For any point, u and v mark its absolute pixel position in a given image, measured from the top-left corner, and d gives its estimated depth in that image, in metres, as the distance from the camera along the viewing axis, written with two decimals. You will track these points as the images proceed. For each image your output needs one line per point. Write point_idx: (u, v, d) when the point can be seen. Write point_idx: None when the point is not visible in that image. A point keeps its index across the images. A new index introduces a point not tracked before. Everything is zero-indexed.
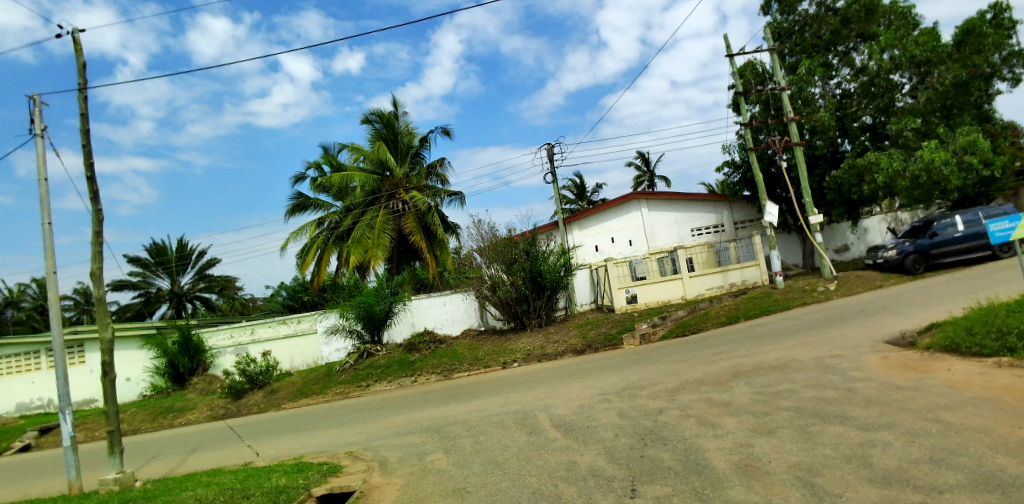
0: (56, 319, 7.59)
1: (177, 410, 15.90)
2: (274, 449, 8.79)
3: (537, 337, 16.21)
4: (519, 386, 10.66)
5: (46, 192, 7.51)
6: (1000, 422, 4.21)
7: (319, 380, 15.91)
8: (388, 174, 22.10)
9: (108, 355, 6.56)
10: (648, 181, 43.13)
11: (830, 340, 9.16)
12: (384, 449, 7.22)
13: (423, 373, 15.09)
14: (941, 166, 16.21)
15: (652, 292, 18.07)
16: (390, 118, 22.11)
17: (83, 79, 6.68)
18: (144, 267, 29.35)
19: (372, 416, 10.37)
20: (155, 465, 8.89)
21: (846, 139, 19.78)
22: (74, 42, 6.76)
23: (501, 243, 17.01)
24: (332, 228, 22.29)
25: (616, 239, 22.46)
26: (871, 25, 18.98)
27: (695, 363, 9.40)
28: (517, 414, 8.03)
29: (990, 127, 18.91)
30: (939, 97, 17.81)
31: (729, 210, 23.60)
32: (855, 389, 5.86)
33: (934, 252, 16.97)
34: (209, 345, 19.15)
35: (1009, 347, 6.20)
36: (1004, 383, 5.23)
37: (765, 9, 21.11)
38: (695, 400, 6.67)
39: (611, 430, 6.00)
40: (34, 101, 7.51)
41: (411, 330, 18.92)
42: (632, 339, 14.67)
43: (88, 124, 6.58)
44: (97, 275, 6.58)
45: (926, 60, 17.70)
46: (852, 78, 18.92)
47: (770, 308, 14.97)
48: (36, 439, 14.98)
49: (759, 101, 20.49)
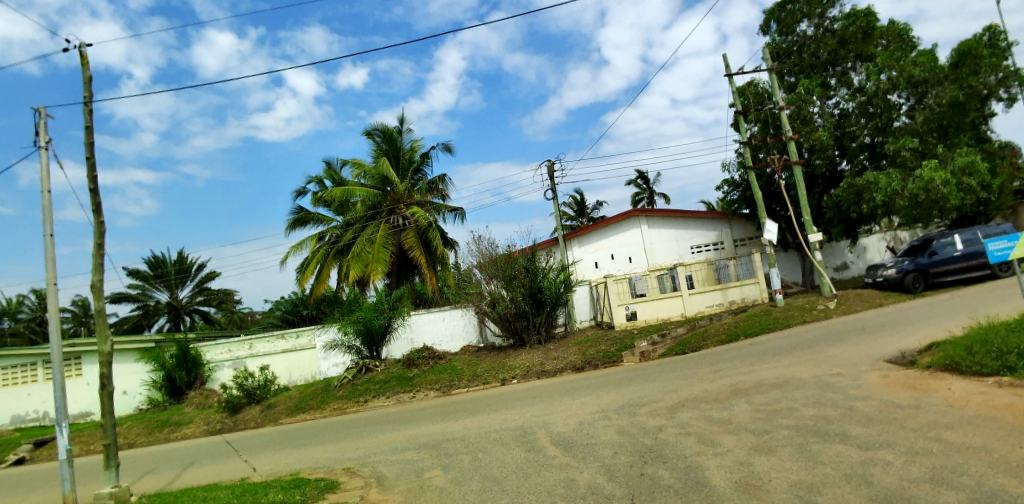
0: (55, 330, 7.53)
1: (174, 425, 15.77)
2: (271, 464, 8.74)
3: (537, 353, 16.16)
4: (519, 402, 10.61)
5: (49, 204, 7.53)
6: (1001, 442, 4.21)
7: (315, 395, 15.79)
8: (390, 189, 22.13)
9: (106, 367, 6.51)
10: (648, 198, 43.43)
11: (828, 358, 9.14)
12: (383, 464, 7.18)
13: (421, 389, 15.00)
14: (940, 185, 16.33)
15: (652, 310, 18.03)
16: (392, 134, 22.50)
17: (89, 92, 6.75)
18: (143, 280, 29.40)
19: (369, 432, 10.32)
20: (151, 479, 8.83)
21: (843, 158, 19.96)
22: (80, 56, 6.81)
23: (501, 259, 17.09)
24: (332, 242, 22.37)
25: (616, 256, 22.50)
26: (869, 46, 19.29)
27: (694, 380, 9.37)
28: (516, 430, 8.00)
29: (987, 147, 19.04)
30: (936, 118, 17.98)
31: (728, 228, 23.76)
32: (855, 408, 5.86)
33: (933, 271, 17.03)
34: (207, 358, 19.16)
35: (1009, 366, 6.17)
36: (1004, 402, 5.24)
37: (764, 29, 21.45)
38: (694, 418, 6.65)
39: (610, 448, 5.97)
40: (40, 113, 7.56)
41: (409, 345, 18.87)
42: (631, 357, 14.64)
43: (93, 136, 6.63)
44: (98, 287, 6.58)
45: (923, 80, 17.90)
46: (850, 97, 19.15)
47: (770, 326, 14.96)
48: (31, 452, 14.82)
49: (758, 119, 20.81)
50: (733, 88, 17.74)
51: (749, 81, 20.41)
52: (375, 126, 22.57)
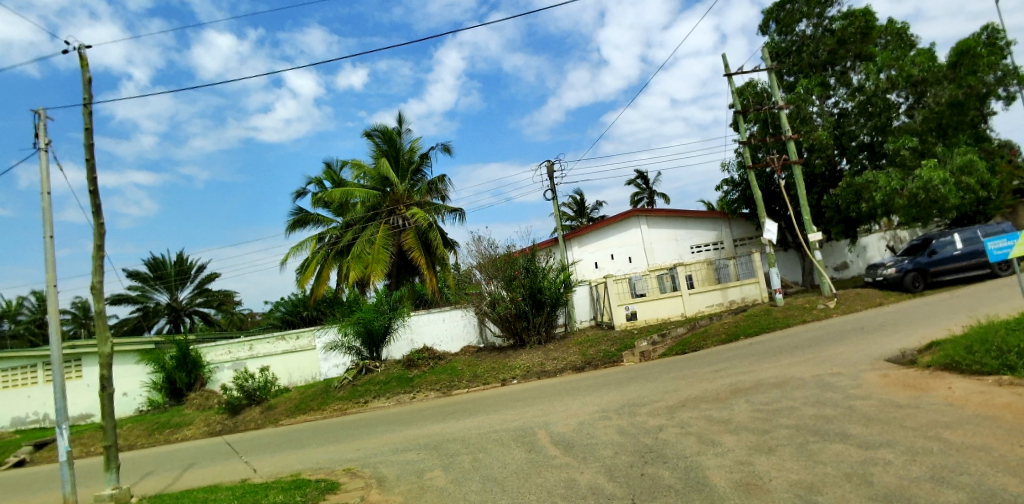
0: (55, 332, 7.52)
1: (174, 426, 15.77)
2: (271, 465, 8.75)
3: (537, 353, 16.16)
4: (520, 403, 10.60)
5: (49, 206, 7.52)
6: (1001, 441, 4.20)
7: (316, 396, 15.79)
8: (390, 190, 22.12)
9: (107, 369, 6.52)
10: (648, 198, 43.44)
11: (828, 358, 9.13)
12: (383, 465, 7.19)
13: (421, 390, 15.01)
14: (939, 184, 16.35)
15: (652, 309, 18.03)
16: (392, 134, 22.52)
17: (89, 94, 6.75)
18: (143, 281, 29.41)
19: (370, 432, 10.32)
20: (152, 481, 8.84)
21: (843, 157, 19.96)
22: (80, 57, 6.80)
23: (500, 260, 17.10)
24: (332, 243, 22.37)
25: (616, 256, 22.50)
26: (867, 46, 19.33)
27: (694, 380, 9.37)
28: (516, 431, 8.01)
29: (987, 145, 19.04)
30: (935, 117, 17.99)
31: (728, 227, 23.77)
32: (855, 407, 5.85)
33: (932, 270, 17.04)
34: (207, 360, 19.17)
35: (1009, 365, 6.16)
36: (1004, 401, 5.23)
37: (763, 29, 21.45)
38: (694, 418, 6.65)
39: (611, 448, 5.97)
40: (39, 115, 7.56)
41: (410, 346, 18.88)
42: (631, 357, 14.65)
43: (92, 137, 6.63)
44: (97, 289, 6.59)
45: (922, 80, 17.90)
46: (849, 97, 19.16)
47: (770, 326, 14.97)
48: (31, 454, 14.81)
49: (758, 119, 20.82)
50: (733, 88, 17.76)
51: (748, 82, 20.43)
52: (374, 127, 22.58)
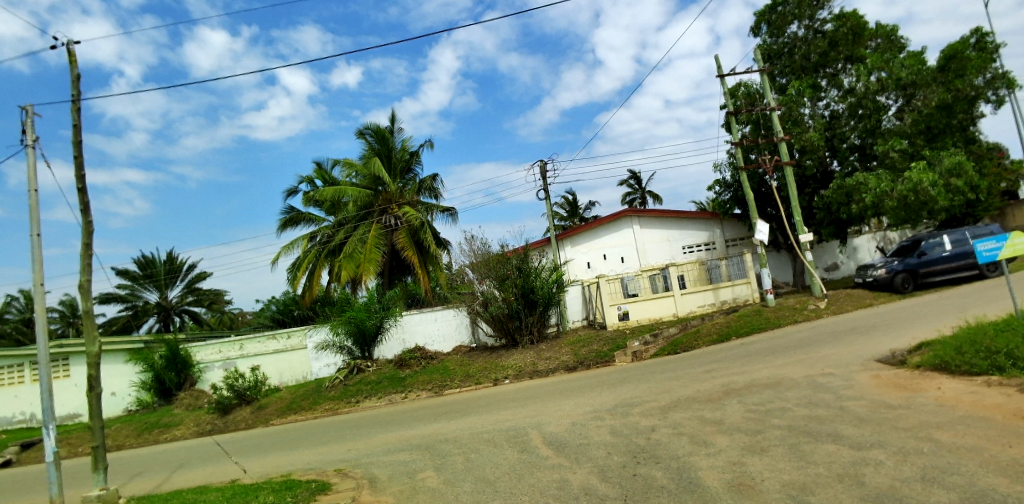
0: (43, 332, 7.39)
1: (163, 426, 15.63)
2: (263, 466, 8.64)
3: (529, 353, 16.13)
4: (512, 403, 10.56)
5: (36, 202, 7.35)
6: (991, 442, 4.23)
7: (307, 396, 15.66)
8: (382, 189, 22.01)
9: (94, 368, 6.41)
10: (640, 199, 43.73)
11: (821, 358, 9.19)
12: (375, 466, 7.12)
13: (413, 390, 14.96)
14: (928, 187, 16.57)
15: (644, 309, 18.08)
16: (384, 133, 22.40)
17: (77, 90, 6.61)
18: (132, 280, 29.09)
19: (361, 433, 10.24)
20: (139, 482, 8.68)
21: (834, 159, 19.97)
22: (68, 53, 6.64)
23: (493, 259, 17.05)
24: (324, 242, 22.33)
25: (608, 256, 22.58)
26: (858, 48, 19.59)
27: (688, 381, 9.36)
28: (508, 431, 7.96)
29: (976, 148, 19.26)
30: (923, 120, 18.19)
31: (720, 229, 23.93)
32: (847, 408, 5.89)
33: (922, 271, 17.23)
34: (197, 359, 19.01)
35: (998, 365, 6.25)
36: (994, 401, 5.29)
37: (754, 31, 21.60)
38: (688, 419, 6.63)
39: (603, 449, 5.95)
40: (26, 112, 7.38)
41: (401, 346, 18.83)
42: (624, 357, 14.73)
43: (81, 136, 6.48)
44: (85, 287, 6.48)
45: (912, 82, 18.10)
46: (840, 99, 19.25)
47: (761, 326, 15.08)
48: (17, 454, 14.58)
49: (749, 120, 20.96)
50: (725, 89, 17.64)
51: (740, 83, 20.54)
52: (367, 125, 22.38)
